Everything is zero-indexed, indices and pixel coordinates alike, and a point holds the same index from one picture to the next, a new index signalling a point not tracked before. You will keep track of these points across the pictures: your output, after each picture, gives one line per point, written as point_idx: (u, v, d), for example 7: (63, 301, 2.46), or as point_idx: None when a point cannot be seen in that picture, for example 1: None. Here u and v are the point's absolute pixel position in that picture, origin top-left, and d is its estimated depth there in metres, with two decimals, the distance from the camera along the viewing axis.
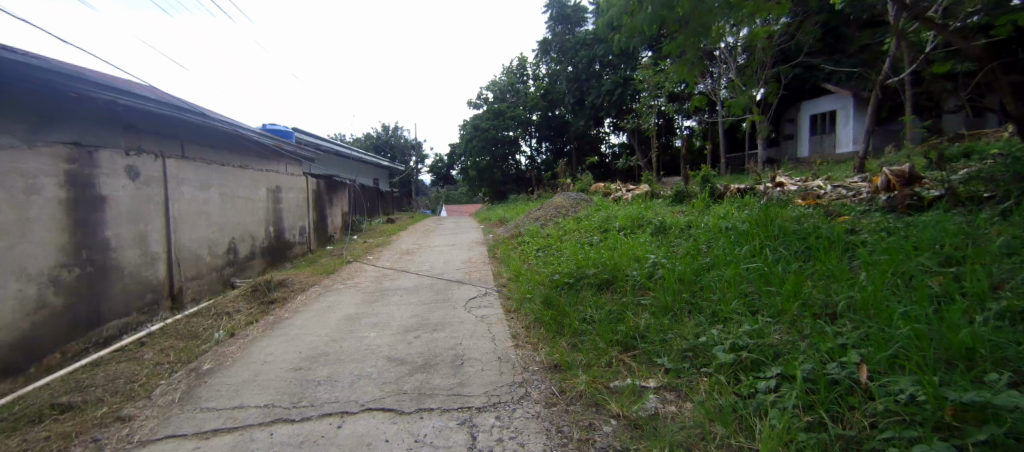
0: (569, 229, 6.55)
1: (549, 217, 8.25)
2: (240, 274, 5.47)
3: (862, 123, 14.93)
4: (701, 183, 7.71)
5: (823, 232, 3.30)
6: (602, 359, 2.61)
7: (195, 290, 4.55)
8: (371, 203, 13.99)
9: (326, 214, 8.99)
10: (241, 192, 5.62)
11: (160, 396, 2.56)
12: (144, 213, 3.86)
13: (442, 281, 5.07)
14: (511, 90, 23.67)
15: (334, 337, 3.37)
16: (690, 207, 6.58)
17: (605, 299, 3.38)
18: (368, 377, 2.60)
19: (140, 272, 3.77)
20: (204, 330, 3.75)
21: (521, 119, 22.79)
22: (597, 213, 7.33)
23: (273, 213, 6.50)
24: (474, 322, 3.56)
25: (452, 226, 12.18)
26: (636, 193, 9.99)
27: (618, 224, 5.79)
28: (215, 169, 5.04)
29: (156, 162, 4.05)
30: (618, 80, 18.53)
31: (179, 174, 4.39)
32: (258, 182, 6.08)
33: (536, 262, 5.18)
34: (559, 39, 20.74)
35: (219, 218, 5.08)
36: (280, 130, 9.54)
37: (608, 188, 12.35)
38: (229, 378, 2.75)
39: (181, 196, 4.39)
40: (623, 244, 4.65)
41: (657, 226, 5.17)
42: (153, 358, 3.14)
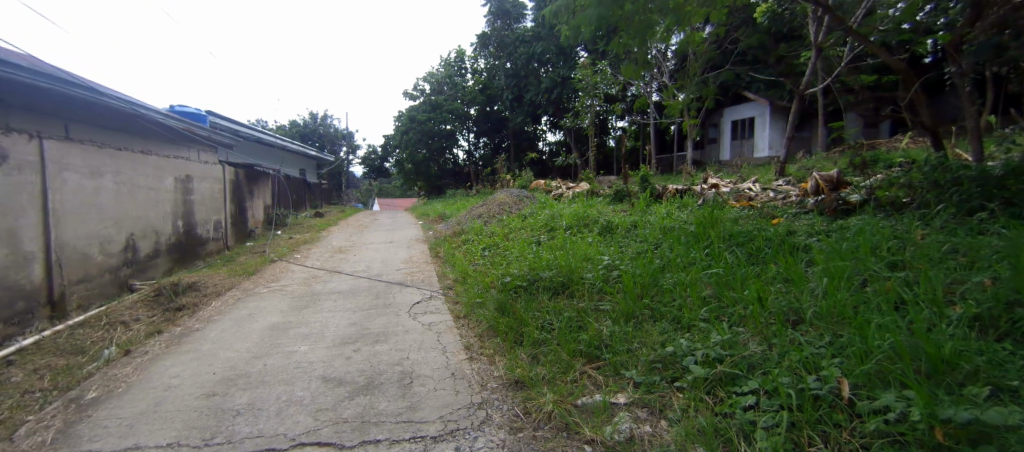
0: (514, 228, 6.33)
1: (491, 215, 7.98)
2: (140, 276, 4.60)
3: (776, 131, 16.41)
4: (640, 182, 7.85)
5: (769, 234, 3.39)
6: (567, 373, 2.39)
7: (81, 296, 3.71)
8: (295, 195, 12.75)
9: (246, 208, 8.00)
10: (142, 180, 4.73)
11: (26, 437, 1.90)
12: (16, 203, 3.05)
13: (382, 283, 4.63)
14: (447, 83, 22.63)
15: (256, 352, 2.85)
16: (630, 207, 6.66)
17: (562, 303, 3.17)
18: (297, 404, 2.17)
19: (7, 276, 2.95)
20: (92, 344, 3.04)
21: (459, 113, 22.26)
22: (542, 210, 7.20)
23: (181, 206, 5.57)
24: (422, 331, 3.22)
25: (386, 222, 11.48)
26: (575, 191, 10.03)
27: (565, 222, 5.68)
28: (109, 154, 4.19)
29: (29, 142, 3.21)
30: (557, 78, 18.80)
31: (63, 156, 3.56)
32: (163, 170, 5.18)
33: (483, 263, 4.89)
34: (497, 34, 20.75)
35: (113, 210, 4.20)
36: (189, 112, 8.32)
37: (548, 185, 12.37)
38: (122, 410, 2.13)
39: (65, 185, 3.55)
40: (576, 244, 4.50)
41: (604, 225, 5.13)
42: (21, 383, 2.42)
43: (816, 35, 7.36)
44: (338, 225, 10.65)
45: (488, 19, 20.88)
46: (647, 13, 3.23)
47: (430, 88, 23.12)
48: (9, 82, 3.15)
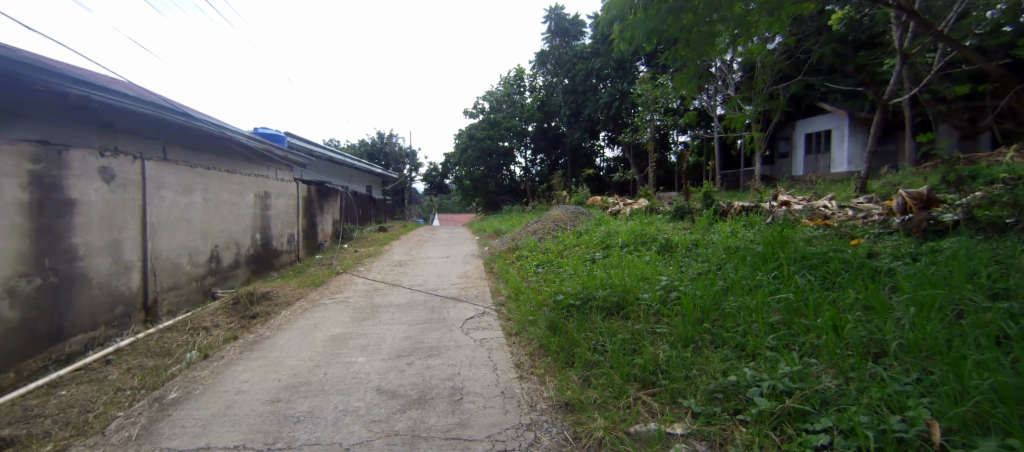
0: (568, 245, 6.23)
1: (547, 231, 7.95)
2: (222, 285, 5.04)
3: (854, 144, 15.18)
4: (702, 199, 7.50)
5: (847, 257, 3.09)
6: (619, 398, 2.27)
7: (172, 302, 4.11)
8: (362, 210, 13.49)
9: (317, 223, 8.59)
10: (228, 197, 5.22)
11: (115, 432, 2.09)
12: (119, 218, 3.44)
13: (437, 298, 4.74)
14: (506, 100, 23.25)
15: (318, 361, 2.99)
16: (692, 225, 6.36)
17: (616, 325, 3.03)
18: (353, 414, 2.25)
19: (110, 282, 3.33)
20: (178, 346, 3.34)
21: (517, 130, 22.66)
22: (598, 227, 7.07)
23: (260, 220, 6.08)
24: (473, 347, 3.21)
25: (445, 237, 11.83)
26: (634, 207, 9.80)
27: (621, 240, 5.53)
28: (200, 173, 4.66)
29: (133, 164, 3.64)
30: (615, 93, 18.56)
31: (160, 176, 4.00)
32: (245, 187, 5.69)
33: (536, 280, 4.85)
34: (556, 51, 21.17)
35: (201, 224, 4.66)
36: (271, 134, 9.14)
37: (605, 201, 12.17)
38: (197, 411, 2.30)
39: (161, 201, 3.99)
40: (633, 263, 4.34)
41: (663, 243, 4.93)
42: (117, 380, 2.71)
43: (900, 41, 6.77)
44: (399, 239, 11.11)
45: (548, 37, 21.36)
46: (708, 25, 3.04)
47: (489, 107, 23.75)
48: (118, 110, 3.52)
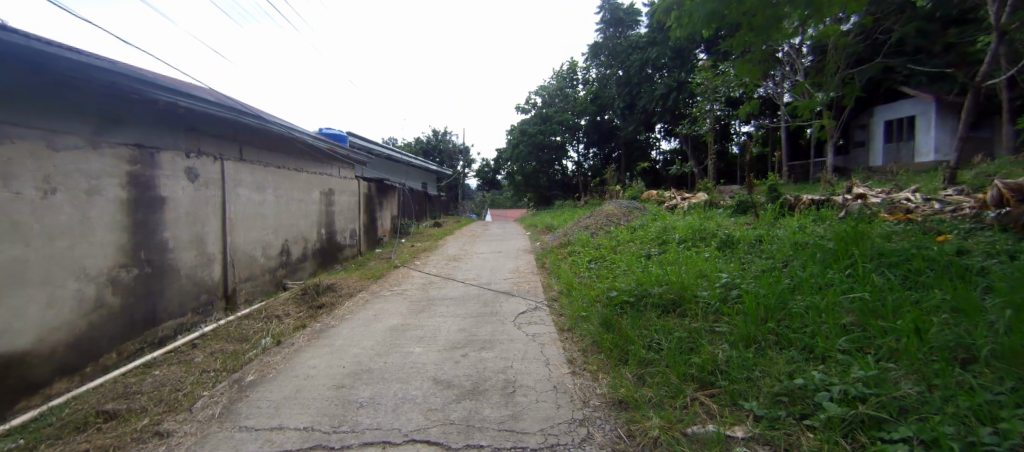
0: (622, 240, 6.09)
1: (599, 226, 7.82)
2: (292, 277, 5.39)
3: (942, 130, 13.83)
4: (767, 192, 7.08)
5: (934, 255, 2.82)
6: (675, 398, 2.21)
7: (248, 292, 4.45)
8: (418, 206, 13.90)
9: (376, 218, 8.96)
10: (296, 195, 5.56)
11: (201, 410, 2.30)
12: (203, 214, 3.76)
13: (489, 292, 4.81)
14: (559, 95, 23.26)
15: (379, 350, 3.13)
16: (755, 220, 6.04)
17: (673, 322, 2.93)
18: (411, 401, 2.34)
19: (196, 273, 3.66)
20: (254, 333, 3.62)
21: (570, 124, 22.47)
22: (653, 223, 6.86)
23: (325, 216, 6.44)
24: (526, 342, 3.23)
25: (496, 232, 11.97)
26: (691, 202, 9.43)
27: (678, 236, 5.34)
28: (271, 172, 5.00)
29: (214, 164, 3.96)
30: (670, 84, 17.50)
31: (237, 175, 4.33)
32: (312, 185, 6.03)
33: (589, 275, 4.78)
34: (610, 42, 20.03)
35: (273, 220, 5.00)
36: (334, 133, 9.63)
37: (662, 196, 11.82)
38: (271, 393, 2.49)
39: (238, 198, 4.31)
40: (690, 260, 4.17)
41: (724, 239, 4.70)
42: (202, 362, 2.98)
43: (999, 15, 6.01)
44: (453, 234, 11.35)
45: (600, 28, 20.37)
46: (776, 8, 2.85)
47: (542, 102, 23.65)
48: (203, 115, 3.79)
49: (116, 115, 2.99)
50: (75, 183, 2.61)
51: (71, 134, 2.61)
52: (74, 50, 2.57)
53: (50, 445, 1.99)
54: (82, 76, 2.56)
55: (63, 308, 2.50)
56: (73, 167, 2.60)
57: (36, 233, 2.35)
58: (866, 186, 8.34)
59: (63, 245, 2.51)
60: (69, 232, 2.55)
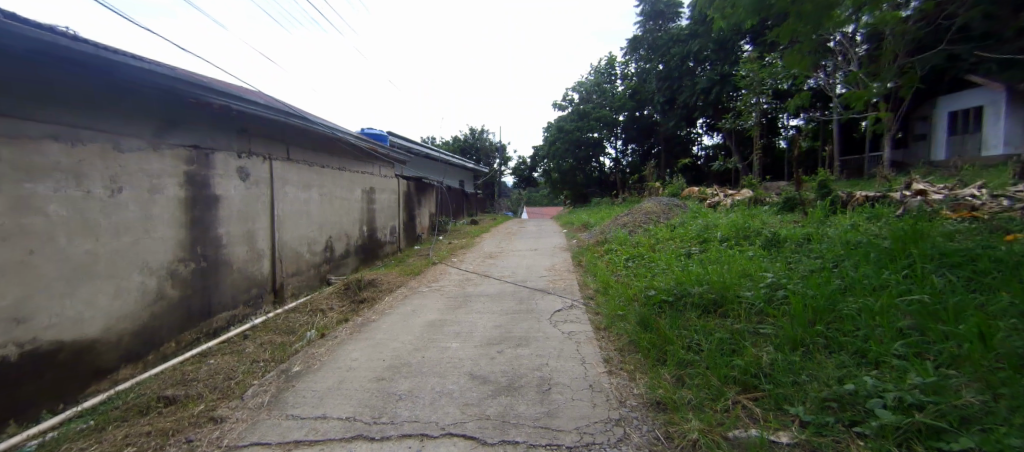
0: (661, 238, 5.95)
1: (637, 224, 7.66)
2: (335, 272, 5.58)
3: (1014, 122, 12.84)
4: (817, 189, 6.75)
5: (1001, 255, 2.62)
6: (716, 401, 2.16)
7: (295, 286, 4.65)
8: (455, 204, 14.09)
9: (415, 216, 9.15)
10: (340, 193, 5.75)
11: (251, 398, 2.43)
12: (253, 212, 3.95)
13: (525, 289, 4.82)
14: (597, 91, 22.54)
15: (417, 345, 3.21)
16: (804, 217, 5.77)
17: (714, 323, 2.84)
18: (448, 396, 2.38)
19: (247, 268, 3.85)
20: (300, 325, 3.77)
21: (609, 121, 21.81)
22: (695, 220, 6.67)
23: (367, 214, 6.63)
24: (561, 340, 3.21)
25: (533, 230, 11.95)
26: (735, 199, 9.10)
27: (721, 234, 5.17)
28: (316, 171, 5.18)
29: (263, 164, 4.14)
30: (714, 77, 16.77)
31: (285, 174, 4.51)
32: (354, 184, 6.21)
33: (627, 274, 4.69)
34: (650, 36, 19.48)
35: (318, 218, 5.19)
36: (375, 133, 9.89)
37: (703, 193, 11.48)
38: (315, 383, 2.59)
39: (285, 196, 4.50)
40: (733, 259, 4.03)
41: (769, 238, 4.52)
42: (253, 352, 3.13)
43: None
44: (490, 232, 11.44)
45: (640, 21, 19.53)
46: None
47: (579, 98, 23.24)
48: (254, 118, 3.95)
49: (174, 118, 3.15)
50: (139, 183, 2.79)
51: (134, 137, 2.77)
52: (137, 58, 2.73)
53: (117, 427, 2.15)
54: (145, 82, 2.74)
55: (127, 298, 2.69)
56: (137, 168, 2.78)
57: (103, 229, 2.54)
58: (928, 181, 7.81)
59: (128, 240, 2.69)
60: (133, 229, 2.73)
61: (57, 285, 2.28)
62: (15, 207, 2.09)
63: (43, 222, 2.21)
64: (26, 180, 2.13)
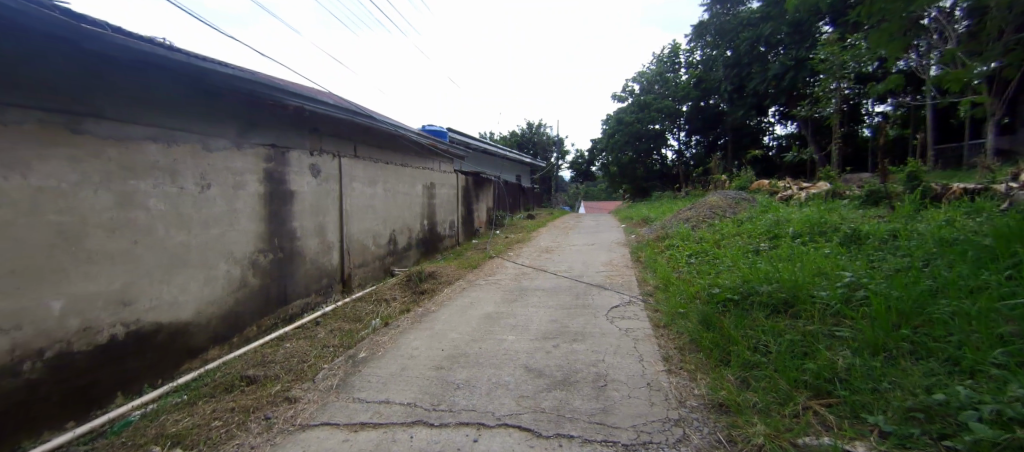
0: (727, 233, 5.67)
1: (701, 219, 7.35)
2: (398, 264, 5.82)
3: None
4: (906, 180, 6.15)
5: None
6: (785, 406, 2.05)
7: (362, 277, 4.90)
8: (512, 198, 14.23)
9: (473, 210, 9.32)
10: (403, 188, 5.97)
11: (322, 380, 2.59)
12: (324, 206, 4.19)
13: (582, 284, 4.78)
14: (659, 80, 22.09)
15: (474, 336, 3.28)
16: (890, 212, 5.28)
17: (784, 324, 2.69)
18: (504, 387, 2.43)
19: (319, 259, 4.11)
20: (366, 314, 3.97)
21: (670, 111, 21.08)
22: (764, 215, 6.30)
23: (428, 208, 6.84)
24: (618, 336, 3.17)
25: (590, 224, 11.80)
26: (811, 192, 8.49)
27: (793, 230, 4.85)
28: (381, 167, 5.38)
29: (333, 161, 4.36)
30: (788, 62, 14.83)
31: (353, 170, 4.74)
32: (416, 179, 6.41)
33: (688, 270, 4.53)
34: (716, 21, 17.74)
35: (383, 211, 5.42)
36: (435, 130, 10.16)
37: (774, 186, 10.82)
38: (379, 369, 2.73)
39: (353, 192, 4.72)
40: (805, 257, 3.78)
41: (848, 234, 4.19)
42: (324, 338, 3.34)
43: None
44: (547, 226, 11.44)
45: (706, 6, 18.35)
46: None
47: (640, 89, 22.71)
48: (326, 117, 4.16)
49: (253, 118, 3.39)
50: (224, 179, 3.04)
51: (220, 138, 3.01)
52: (223, 64, 2.94)
53: (208, 402, 2.38)
54: (228, 86, 2.96)
55: (216, 285, 2.96)
56: (224, 166, 3.03)
57: (195, 221, 2.79)
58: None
59: (216, 232, 2.95)
60: (220, 222, 2.99)
61: (156, 272, 2.54)
62: (122, 202, 2.34)
63: (144, 215, 2.46)
64: (131, 178, 2.38)
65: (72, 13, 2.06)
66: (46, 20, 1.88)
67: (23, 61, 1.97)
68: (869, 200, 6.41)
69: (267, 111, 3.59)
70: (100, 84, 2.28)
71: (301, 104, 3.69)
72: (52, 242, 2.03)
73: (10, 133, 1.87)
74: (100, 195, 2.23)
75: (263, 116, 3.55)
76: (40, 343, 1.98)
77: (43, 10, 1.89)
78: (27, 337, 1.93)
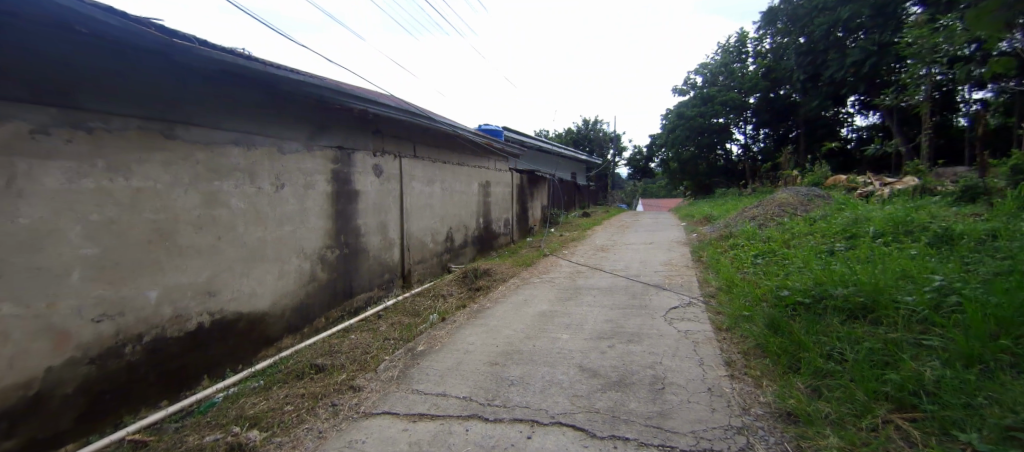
0: (798, 232, 5.32)
1: (769, 217, 6.96)
2: (455, 261, 5.97)
3: None
4: (1012, 173, 5.49)
5: None
6: (862, 418, 1.90)
7: (421, 273, 5.07)
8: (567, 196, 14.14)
9: (527, 208, 9.36)
10: (459, 187, 6.10)
11: (384, 371, 2.71)
12: (386, 204, 4.37)
13: (639, 284, 4.68)
14: (725, 71, 21.04)
15: (529, 334, 3.30)
16: (993, 209, 4.73)
17: (862, 330, 2.49)
18: (558, 385, 2.42)
19: (381, 255, 4.29)
20: (425, 309, 4.10)
21: (737, 103, 20.14)
22: (841, 213, 5.84)
23: (483, 206, 6.96)
24: (676, 338, 3.07)
25: (647, 223, 11.51)
26: (897, 187, 7.78)
27: (874, 229, 4.48)
28: (439, 166, 5.52)
29: (394, 161, 4.53)
30: (868, 47, 13.25)
31: (413, 170, 4.90)
32: (472, 178, 6.53)
33: (754, 272, 4.29)
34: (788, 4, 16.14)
35: (440, 210, 5.56)
36: (492, 129, 10.30)
37: (853, 181, 10.03)
38: (437, 363, 2.81)
39: (412, 191, 4.87)
40: (887, 259, 3.47)
41: (940, 235, 3.81)
42: (387, 331, 3.49)
43: None
44: (603, 224, 11.28)
45: None
46: None
47: (703, 80, 21.89)
48: (387, 119, 4.31)
49: (321, 122, 3.58)
50: (296, 180, 3.25)
51: (290, 140, 3.20)
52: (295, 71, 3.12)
53: (281, 387, 2.55)
54: (298, 92, 3.15)
55: (289, 278, 3.17)
56: (295, 167, 3.24)
57: (271, 219, 3.01)
58: None
59: (289, 228, 3.16)
60: (292, 220, 3.19)
61: (237, 266, 2.76)
62: (207, 202, 2.55)
63: (227, 214, 2.68)
64: (215, 179, 2.60)
65: (166, 29, 2.27)
66: (141, 36, 2.07)
67: (124, 72, 2.19)
68: (963, 197, 5.81)
69: (335, 115, 3.78)
70: (188, 93, 2.49)
71: (364, 107, 3.84)
72: (149, 238, 2.25)
73: (113, 138, 2.09)
74: (189, 195, 2.45)
75: (331, 120, 3.75)
76: (139, 328, 2.21)
77: (141, 26, 2.08)
78: (128, 322, 2.16)
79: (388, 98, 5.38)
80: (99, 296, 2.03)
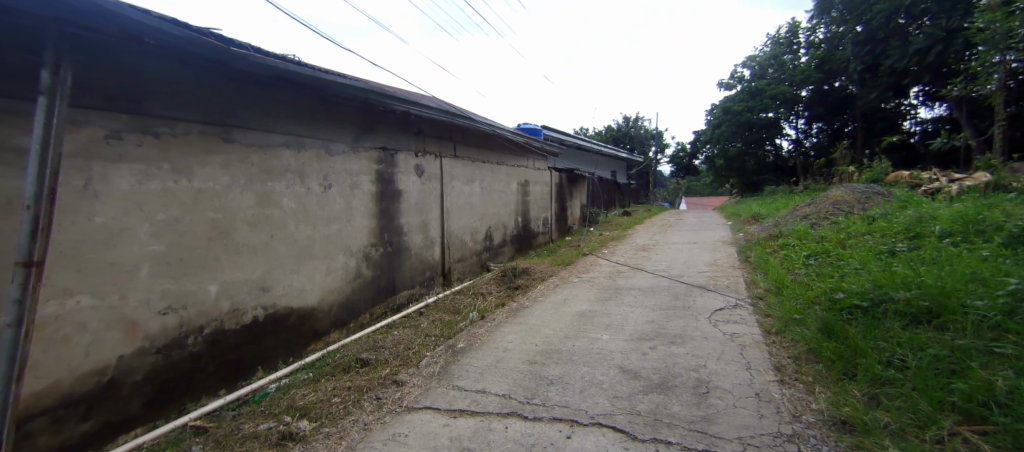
0: (856, 232, 5.03)
1: (824, 216, 6.62)
2: (493, 259, 6.01)
3: None
4: None
5: None
6: (925, 429, 1.78)
7: (461, 271, 5.14)
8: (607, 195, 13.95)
9: (566, 207, 9.30)
10: (498, 186, 6.14)
11: (425, 367, 2.76)
12: (427, 204, 4.46)
13: (683, 285, 4.56)
14: (774, 64, 20.35)
15: (567, 333, 3.28)
16: None
17: (926, 336, 2.34)
18: (598, 386, 2.40)
19: (422, 253, 4.39)
20: (465, 306, 4.15)
21: (788, 97, 19.29)
22: (903, 212, 5.47)
23: (522, 205, 6.97)
24: (723, 341, 2.98)
25: (690, 222, 11.18)
26: (971, 183, 7.19)
27: (941, 229, 4.18)
28: (478, 166, 5.57)
29: (434, 161, 4.61)
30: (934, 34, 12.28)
31: (453, 170, 4.98)
32: (511, 177, 6.56)
33: (806, 273, 4.09)
34: None
35: (479, 209, 5.62)
36: (531, 128, 10.31)
37: (918, 176, 9.37)
38: (476, 360, 2.85)
39: (452, 191, 4.95)
40: (958, 260, 3.23)
41: (1018, 234, 3.51)
42: (428, 327, 3.57)
43: None
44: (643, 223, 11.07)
45: None
46: None
47: (751, 74, 21.19)
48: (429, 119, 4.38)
49: (365, 123, 3.69)
50: (342, 180, 3.37)
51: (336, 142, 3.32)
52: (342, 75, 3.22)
53: (329, 380, 2.65)
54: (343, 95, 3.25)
55: (336, 275, 3.30)
56: (342, 168, 3.36)
57: (319, 218, 3.13)
58: None
59: (335, 227, 3.28)
60: (339, 219, 3.31)
61: (288, 263, 2.89)
62: (261, 201, 2.69)
63: (279, 213, 2.81)
64: (268, 180, 2.73)
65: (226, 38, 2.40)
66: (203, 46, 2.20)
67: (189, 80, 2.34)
68: None
69: (379, 117, 3.89)
70: (244, 98, 2.64)
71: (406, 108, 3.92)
72: (209, 236, 2.39)
73: (178, 142, 2.24)
74: (245, 195, 2.58)
75: (376, 121, 3.85)
76: (200, 321, 2.35)
77: (204, 37, 2.21)
78: (191, 315, 2.30)
79: (429, 99, 5.48)
80: (166, 290, 2.18)
